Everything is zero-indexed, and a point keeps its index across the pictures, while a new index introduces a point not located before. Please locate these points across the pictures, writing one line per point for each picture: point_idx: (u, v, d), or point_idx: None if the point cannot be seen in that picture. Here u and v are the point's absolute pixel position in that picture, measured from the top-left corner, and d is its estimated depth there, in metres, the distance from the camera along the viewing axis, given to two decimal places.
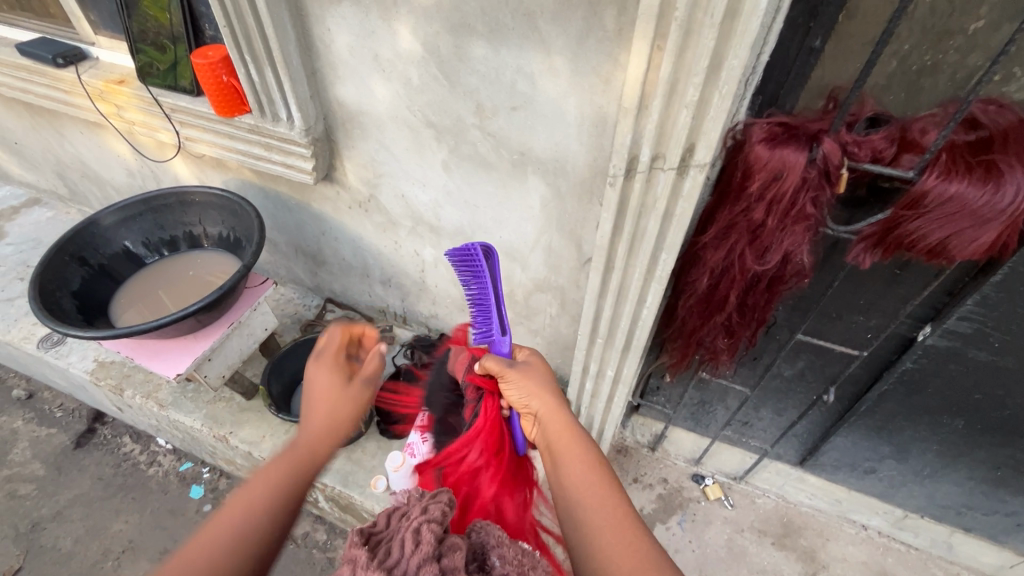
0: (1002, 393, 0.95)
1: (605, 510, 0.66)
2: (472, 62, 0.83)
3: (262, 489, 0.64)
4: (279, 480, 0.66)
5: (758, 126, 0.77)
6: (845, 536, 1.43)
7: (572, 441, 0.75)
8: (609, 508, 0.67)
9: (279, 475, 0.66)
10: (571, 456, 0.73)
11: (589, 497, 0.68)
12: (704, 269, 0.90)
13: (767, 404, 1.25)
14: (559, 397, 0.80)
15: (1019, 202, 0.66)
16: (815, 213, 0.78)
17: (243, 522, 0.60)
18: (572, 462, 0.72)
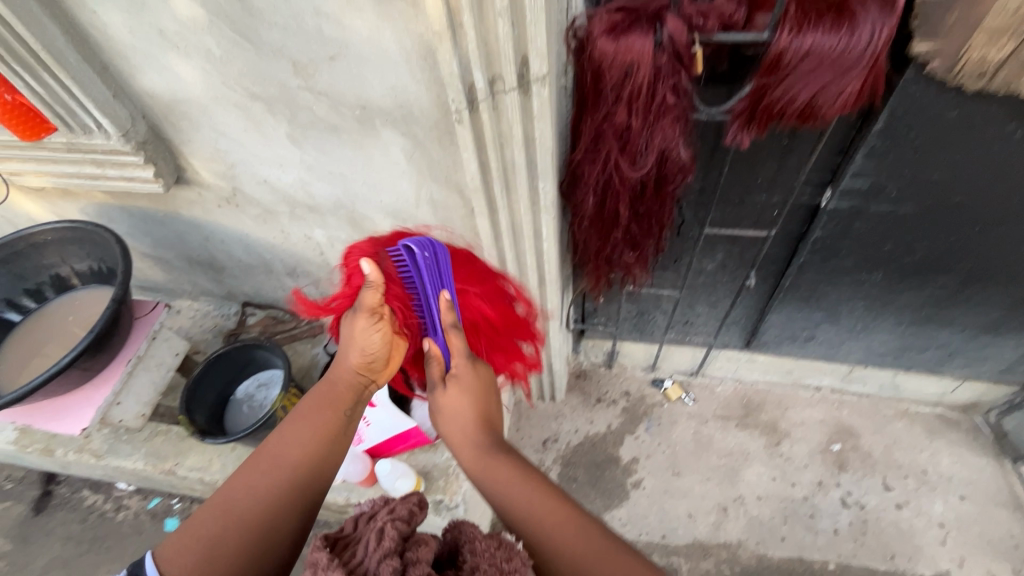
0: (910, 239, 0.94)
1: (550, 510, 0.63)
2: (264, 14, 0.71)
3: (295, 451, 0.67)
4: (318, 434, 0.70)
5: (597, 18, 0.68)
6: (801, 401, 1.48)
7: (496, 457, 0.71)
8: (552, 506, 0.64)
9: (309, 431, 0.69)
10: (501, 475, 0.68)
11: (528, 504, 0.64)
12: (587, 189, 0.84)
13: (700, 300, 1.24)
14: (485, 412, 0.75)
15: (876, 42, 0.61)
16: (678, 102, 0.71)
17: (287, 476, 0.65)
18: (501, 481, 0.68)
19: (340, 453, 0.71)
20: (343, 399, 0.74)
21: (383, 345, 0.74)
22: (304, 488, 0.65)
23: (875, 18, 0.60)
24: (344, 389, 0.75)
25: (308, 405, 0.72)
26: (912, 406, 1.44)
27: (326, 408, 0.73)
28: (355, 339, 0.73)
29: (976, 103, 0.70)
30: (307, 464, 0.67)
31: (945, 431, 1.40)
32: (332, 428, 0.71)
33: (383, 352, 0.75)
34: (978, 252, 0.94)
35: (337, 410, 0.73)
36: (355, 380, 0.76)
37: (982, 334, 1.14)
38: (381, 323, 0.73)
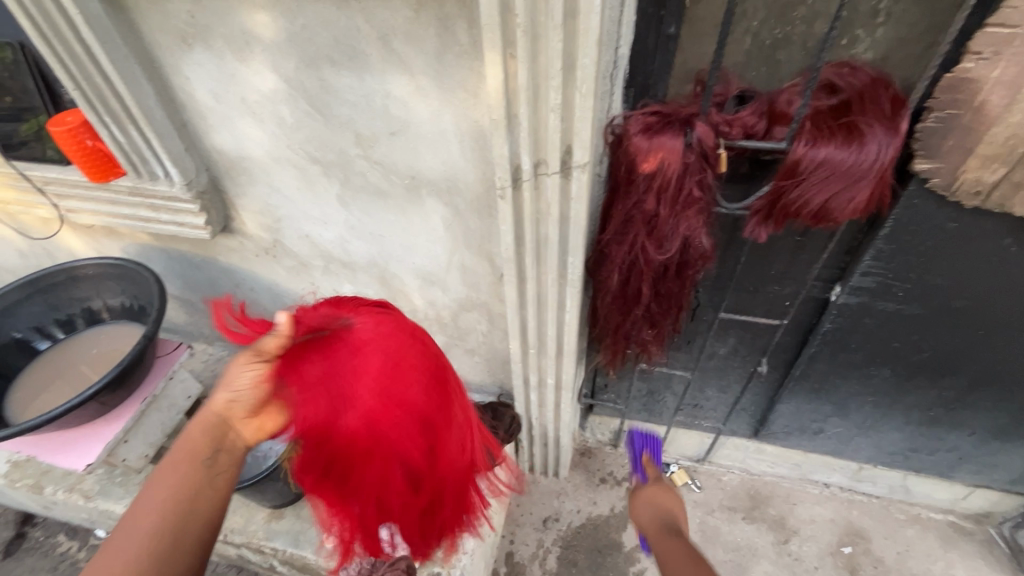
0: (917, 338, 0.98)
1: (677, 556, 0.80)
2: (339, 93, 0.80)
3: (153, 512, 0.61)
4: (175, 497, 0.62)
5: (634, 118, 0.77)
6: (810, 498, 1.45)
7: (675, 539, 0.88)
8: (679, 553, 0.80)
9: (169, 488, 0.62)
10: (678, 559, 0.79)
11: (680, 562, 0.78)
12: (613, 266, 0.90)
13: (711, 384, 1.26)
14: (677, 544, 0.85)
15: (882, 159, 0.68)
16: (703, 195, 0.78)
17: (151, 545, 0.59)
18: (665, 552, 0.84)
19: (206, 513, 0.64)
20: (200, 449, 0.65)
21: (251, 390, 0.67)
22: (175, 549, 0.60)
23: (882, 139, 0.67)
24: (203, 436, 0.66)
25: (170, 457, 0.64)
26: (923, 512, 1.41)
27: (189, 461, 0.64)
28: (232, 377, 0.67)
29: (973, 218, 0.78)
30: (171, 527, 0.61)
31: (959, 541, 1.36)
32: (192, 486, 0.64)
33: (255, 397, 0.68)
34: (983, 356, 0.97)
35: (196, 464, 0.64)
36: (213, 425, 0.67)
37: (991, 440, 1.15)
38: (262, 367, 0.66)
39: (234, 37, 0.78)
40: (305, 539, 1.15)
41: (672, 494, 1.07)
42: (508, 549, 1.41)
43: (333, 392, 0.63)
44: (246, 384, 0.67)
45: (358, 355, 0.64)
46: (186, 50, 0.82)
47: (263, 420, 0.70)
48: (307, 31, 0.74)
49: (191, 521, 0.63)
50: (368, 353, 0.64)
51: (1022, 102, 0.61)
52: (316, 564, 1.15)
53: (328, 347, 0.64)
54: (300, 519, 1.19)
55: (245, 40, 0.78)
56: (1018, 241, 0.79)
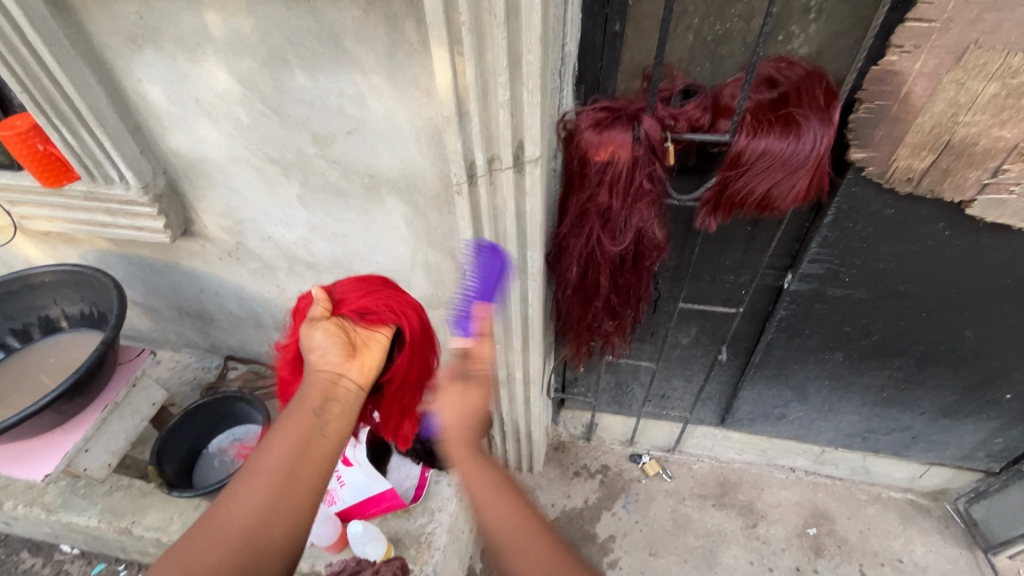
0: (866, 322, 1.02)
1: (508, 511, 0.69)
2: (294, 92, 0.81)
3: (269, 460, 0.59)
4: (287, 444, 0.61)
5: (584, 114, 0.79)
6: (777, 482, 1.49)
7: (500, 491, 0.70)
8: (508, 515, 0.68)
9: (284, 436, 0.61)
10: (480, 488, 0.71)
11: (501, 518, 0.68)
12: (571, 259, 0.92)
13: (676, 374, 1.29)
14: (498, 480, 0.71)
15: (818, 149, 0.71)
16: (653, 187, 0.80)
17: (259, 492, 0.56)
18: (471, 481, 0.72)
19: (321, 461, 0.61)
20: (313, 400, 0.66)
21: (330, 342, 0.72)
22: (288, 499, 0.57)
23: (817, 129, 0.70)
24: (319, 387, 0.68)
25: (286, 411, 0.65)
26: (884, 491, 1.46)
27: (305, 409, 0.65)
28: (306, 342, 0.72)
29: (908, 204, 0.82)
30: (282, 473, 0.58)
31: (918, 518, 1.41)
32: (309, 428, 0.63)
33: (336, 347, 0.72)
34: (926, 336, 1.02)
35: (306, 412, 0.65)
36: (322, 381, 0.69)
37: (940, 418, 1.20)
38: (328, 324, 0.74)
39: (185, 39, 0.78)
40: None
41: (477, 401, 0.81)
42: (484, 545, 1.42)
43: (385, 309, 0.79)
44: (324, 343, 0.72)
45: (378, 292, 0.79)
46: (136, 52, 0.82)
47: (361, 361, 0.74)
48: (259, 31, 0.74)
49: (309, 464, 0.60)
50: (385, 296, 0.80)
51: (945, 91, 0.66)
52: None
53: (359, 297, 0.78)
54: None
55: (196, 41, 0.78)
56: (950, 225, 0.83)
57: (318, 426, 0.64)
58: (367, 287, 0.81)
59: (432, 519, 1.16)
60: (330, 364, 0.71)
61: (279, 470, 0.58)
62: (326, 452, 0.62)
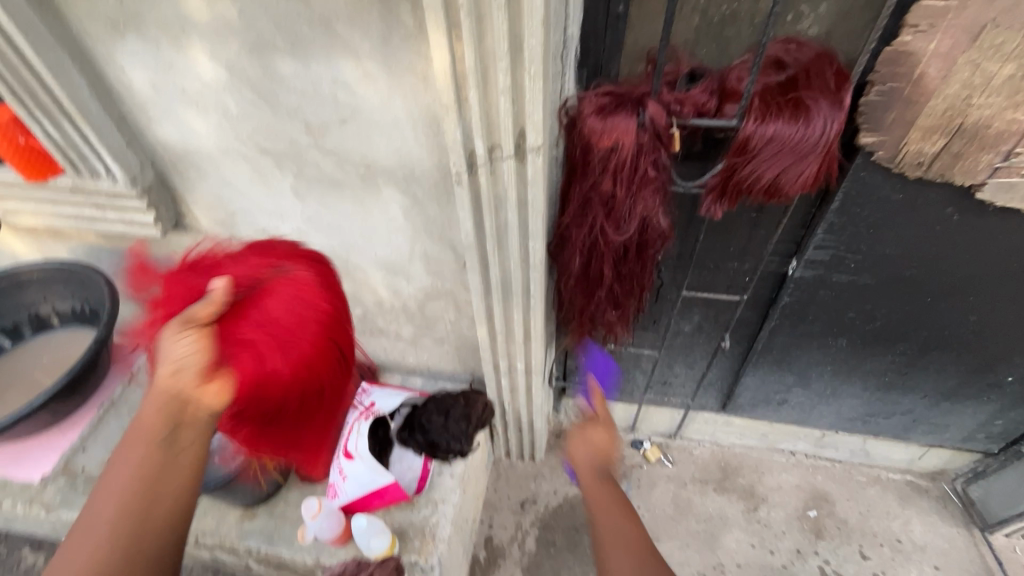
0: (870, 308, 1.01)
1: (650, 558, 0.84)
2: (285, 80, 0.77)
3: (115, 497, 0.60)
4: (133, 480, 0.60)
5: (587, 100, 0.77)
6: (777, 466, 1.50)
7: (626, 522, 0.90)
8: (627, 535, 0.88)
9: (129, 469, 0.60)
10: (598, 489, 0.98)
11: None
12: (574, 249, 0.90)
13: (678, 361, 1.28)
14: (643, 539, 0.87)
15: (828, 133, 0.70)
16: (659, 175, 0.78)
17: (107, 527, 0.58)
18: (605, 525, 0.91)
19: (172, 494, 0.62)
20: (156, 427, 0.61)
21: (192, 354, 0.60)
22: (137, 531, 0.59)
23: (827, 113, 0.69)
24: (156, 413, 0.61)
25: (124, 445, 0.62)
26: (883, 473, 1.47)
27: (144, 442, 0.61)
28: (168, 343, 0.59)
29: (917, 189, 0.80)
30: (129, 511, 0.59)
31: (916, 499, 1.43)
32: (155, 467, 0.61)
33: (195, 364, 0.60)
34: (930, 321, 1.01)
35: (153, 441, 0.61)
36: (167, 402, 0.61)
37: (941, 401, 1.20)
38: (193, 334, 0.60)
39: (169, 24, 0.75)
40: (279, 537, 1.14)
41: (608, 432, 1.07)
42: (488, 533, 1.42)
43: (264, 345, 0.60)
44: (178, 358, 0.59)
45: (299, 307, 0.63)
46: (117, 38, 0.78)
47: (211, 390, 0.61)
48: (246, 16, 0.71)
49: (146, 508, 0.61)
50: (284, 334, 0.61)
51: (959, 73, 0.64)
52: (291, 561, 1.15)
53: (267, 306, 0.62)
54: (273, 517, 1.18)
55: (180, 27, 0.74)
56: (959, 211, 0.82)
57: (158, 458, 0.61)
58: (278, 308, 0.62)
59: (436, 510, 1.16)
60: (180, 385, 0.60)
61: (120, 507, 0.59)
62: (175, 486, 0.62)
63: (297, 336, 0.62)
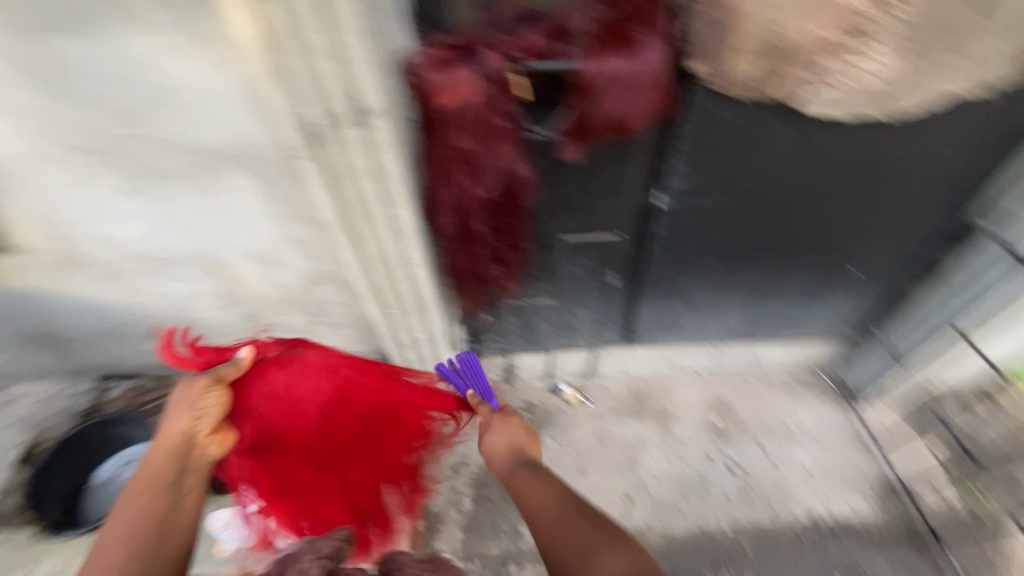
0: (733, 227, 1.09)
1: (582, 543, 0.65)
2: (76, 65, 0.68)
3: (123, 524, 0.64)
4: (144, 516, 0.66)
5: (425, 55, 0.74)
6: (683, 384, 1.62)
7: (541, 478, 0.84)
8: (574, 531, 0.68)
9: (133, 512, 0.66)
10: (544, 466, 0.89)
11: (548, 517, 0.74)
12: (445, 211, 0.89)
13: (577, 305, 1.33)
14: (557, 489, 0.80)
15: (657, 63, 0.73)
16: (510, 123, 0.79)
17: (122, 550, 0.61)
18: (540, 477, 0.85)
19: (183, 526, 0.68)
20: (163, 475, 0.73)
21: (213, 407, 0.85)
22: (159, 544, 0.64)
23: (653, 44, 0.72)
24: (174, 438, 0.79)
25: (133, 482, 0.71)
26: (771, 372, 1.64)
27: (141, 485, 0.70)
28: (184, 403, 0.83)
29: (750, 110, 0.85)
30: (145, 533, 0.64)
31: (800, 389, 1.61)
32: (162, 510, 0.68)
33: (209, 413, 0.84)
34: (784, 231, 1.11)
35: (157, 484, 0.71)
36: (167, 454, 0.76)
37: (805, 301, 1.34)
38: (218, 391, 0.87)
39: None
40: None
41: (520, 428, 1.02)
42: (424, 502, 1.44)
43: (291, 409, 0.99)
44: (180, 421, 0.81)
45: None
46: None
47: (218, 437, 0.86)
48: None
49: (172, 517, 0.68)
50: (305, 403, 0.99)
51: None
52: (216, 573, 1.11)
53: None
54: None
55: None
56: (790, 126, 0.88)
57: (160, 480, 0.72)
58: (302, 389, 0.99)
59: None
60: (188, 430, 0.81)
61: (132, 538, 0.63)
62: (185, 513, 0.70)
63: (321, 394, 1.01)
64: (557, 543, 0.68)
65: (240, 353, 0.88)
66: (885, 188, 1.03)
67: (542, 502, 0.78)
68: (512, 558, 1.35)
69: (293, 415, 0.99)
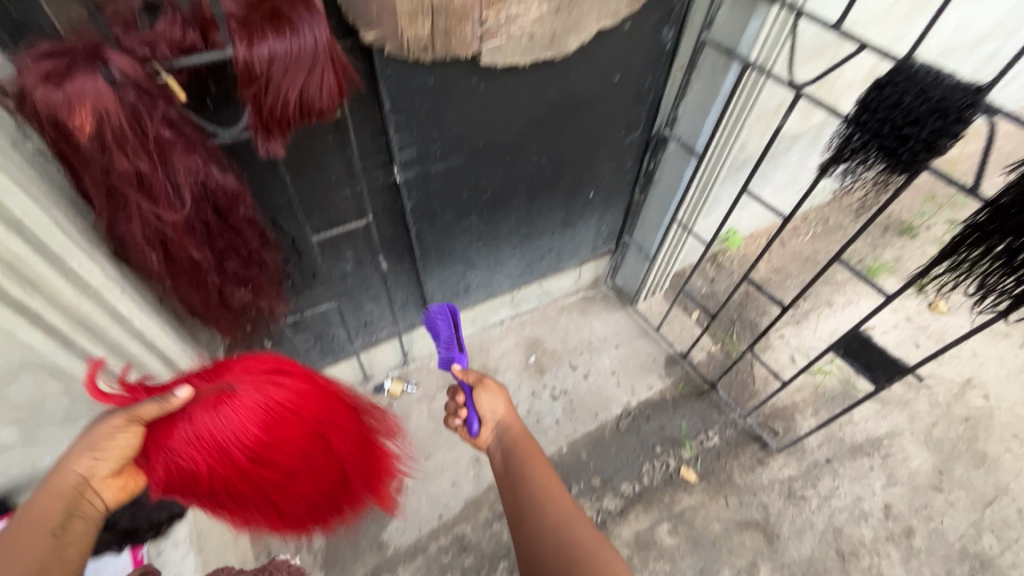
0: (475, 183, 1.15)
1: (557, 528, 0.76)
2: None
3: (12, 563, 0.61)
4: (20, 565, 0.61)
5: (19, 68, 0.58)
6: (495, 338, 1.71)
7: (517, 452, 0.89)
8: (555, 514, 0.78)
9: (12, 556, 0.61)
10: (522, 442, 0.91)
11: (535, 497, 0.81)
12: (141, 249, 0.74)
13: (363, 299, 1.28)
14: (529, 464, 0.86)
15: (322, 39, 0.68)
16: (176, 131, 0.68)
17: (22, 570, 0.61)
18: (533, 478, 0.84)
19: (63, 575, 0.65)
20: (51, 519, 0.65)
21: (122, 453, 0.68)
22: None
23: (310, 20, 0.67)
24: (71, 479, 0.67)
25: (32, 504, 0.66)
26: (564, 300, 1.82)
27: (52, 501, 0.66)
28: (98, 441, 0.66)
29: (441, 70, 0.88)
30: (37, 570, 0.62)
31: (590, 306, 1.82)
32: (41, 559, 0.63)
33: (117, 456, 0.68)
34: (521, 175, 1.21)
35: (43, 533, 0.64)
36: (69, 487, 0.67)
37: (565, 230, 1.50)
38: (133, 433, 0.67)
39: None
40: None
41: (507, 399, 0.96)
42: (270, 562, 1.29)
43: (224, 468, 0.65)
44: (113, 436, 0.66)
45: (250, 402, 0.65)
46: None
47: (124, 480, 0.71)
48: None
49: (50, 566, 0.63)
50: (234, 450, 0.64)
51: None
52: None
53: (196, 418, 0.65)
54: None
55: None
56: (482, 78, 0.94)
57: (41, 530, 0.64)
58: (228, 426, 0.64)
59: None
60: (88, 480, 0.68)
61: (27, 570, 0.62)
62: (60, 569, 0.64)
63: (279, 443, 0.66)
64: (535, 523, 0.78)
65: (196, 382, 0.69)
66: (585, 118, 1.17)
67: (533, 477, 0.85)
68: (383, 570, 1.30)
69: (240, 485, 0.67)
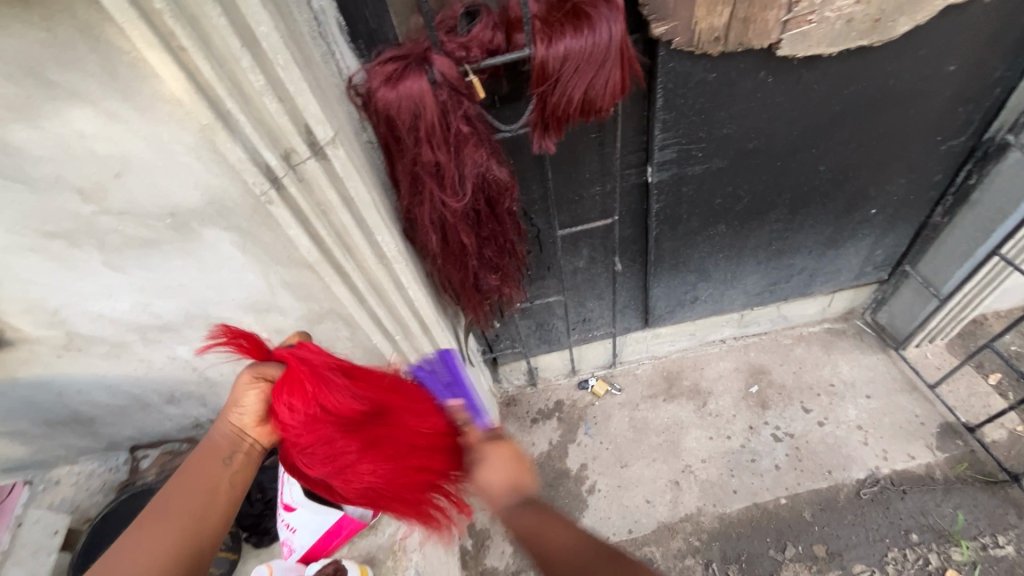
0: (732, 189, 1.03)
1: None
2: (23, 151, 0.64)
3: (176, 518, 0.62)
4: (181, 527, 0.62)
5: (372, 72, 0.70)
6: (713, 357, 1.56)
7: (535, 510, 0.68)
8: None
9: (182, 498, 0.63)
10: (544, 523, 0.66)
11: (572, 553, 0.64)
12: (426, 229, 0.85)
13: (586, 296, 1.28)
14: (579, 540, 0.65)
15: (616, 36, 0.67)
16: (474, 126, 0.74)
17: (182, 538, 0.61)
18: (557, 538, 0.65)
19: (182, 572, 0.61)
20: (218, 456, 0.67)
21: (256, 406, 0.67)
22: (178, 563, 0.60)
23: (607, 16, 0.66)
24: (228, 440, 0.68)
25: (190, 463, 0.66)
26: (804, 329, 1.56)
27: (212, 466, 0.66)
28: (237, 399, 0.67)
29: (727, 63, 0.80)
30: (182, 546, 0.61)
31: (837, 341, 1.53)
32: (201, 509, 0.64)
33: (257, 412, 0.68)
34: (789, 182, 1.05)
35: (215, 465, 0.66)
36: (231, 436, 0.68)
37: (826, 250, 1.27)
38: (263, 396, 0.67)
39: None
40: None
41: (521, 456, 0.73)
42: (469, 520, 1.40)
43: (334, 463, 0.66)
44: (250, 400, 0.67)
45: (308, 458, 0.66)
46: None
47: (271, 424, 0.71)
48: None
49: (207, 538, 0.63)
50: (342, 454, 0.65)
51: None
52: None
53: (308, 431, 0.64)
54: None
55: None
56: (772, 72, 0.83)
57: (206, 492, 0.64)
58: (339, 438, 0.65)
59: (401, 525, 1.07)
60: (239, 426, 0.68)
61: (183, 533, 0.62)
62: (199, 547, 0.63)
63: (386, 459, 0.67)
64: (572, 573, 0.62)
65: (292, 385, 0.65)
66: (890, 119, 0.96)
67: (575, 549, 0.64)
68: None
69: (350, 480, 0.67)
